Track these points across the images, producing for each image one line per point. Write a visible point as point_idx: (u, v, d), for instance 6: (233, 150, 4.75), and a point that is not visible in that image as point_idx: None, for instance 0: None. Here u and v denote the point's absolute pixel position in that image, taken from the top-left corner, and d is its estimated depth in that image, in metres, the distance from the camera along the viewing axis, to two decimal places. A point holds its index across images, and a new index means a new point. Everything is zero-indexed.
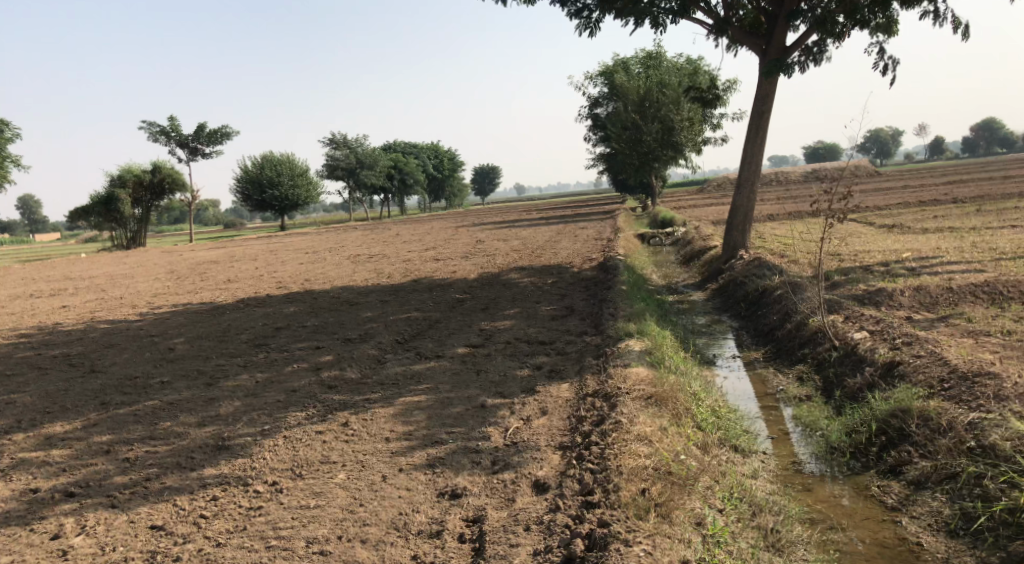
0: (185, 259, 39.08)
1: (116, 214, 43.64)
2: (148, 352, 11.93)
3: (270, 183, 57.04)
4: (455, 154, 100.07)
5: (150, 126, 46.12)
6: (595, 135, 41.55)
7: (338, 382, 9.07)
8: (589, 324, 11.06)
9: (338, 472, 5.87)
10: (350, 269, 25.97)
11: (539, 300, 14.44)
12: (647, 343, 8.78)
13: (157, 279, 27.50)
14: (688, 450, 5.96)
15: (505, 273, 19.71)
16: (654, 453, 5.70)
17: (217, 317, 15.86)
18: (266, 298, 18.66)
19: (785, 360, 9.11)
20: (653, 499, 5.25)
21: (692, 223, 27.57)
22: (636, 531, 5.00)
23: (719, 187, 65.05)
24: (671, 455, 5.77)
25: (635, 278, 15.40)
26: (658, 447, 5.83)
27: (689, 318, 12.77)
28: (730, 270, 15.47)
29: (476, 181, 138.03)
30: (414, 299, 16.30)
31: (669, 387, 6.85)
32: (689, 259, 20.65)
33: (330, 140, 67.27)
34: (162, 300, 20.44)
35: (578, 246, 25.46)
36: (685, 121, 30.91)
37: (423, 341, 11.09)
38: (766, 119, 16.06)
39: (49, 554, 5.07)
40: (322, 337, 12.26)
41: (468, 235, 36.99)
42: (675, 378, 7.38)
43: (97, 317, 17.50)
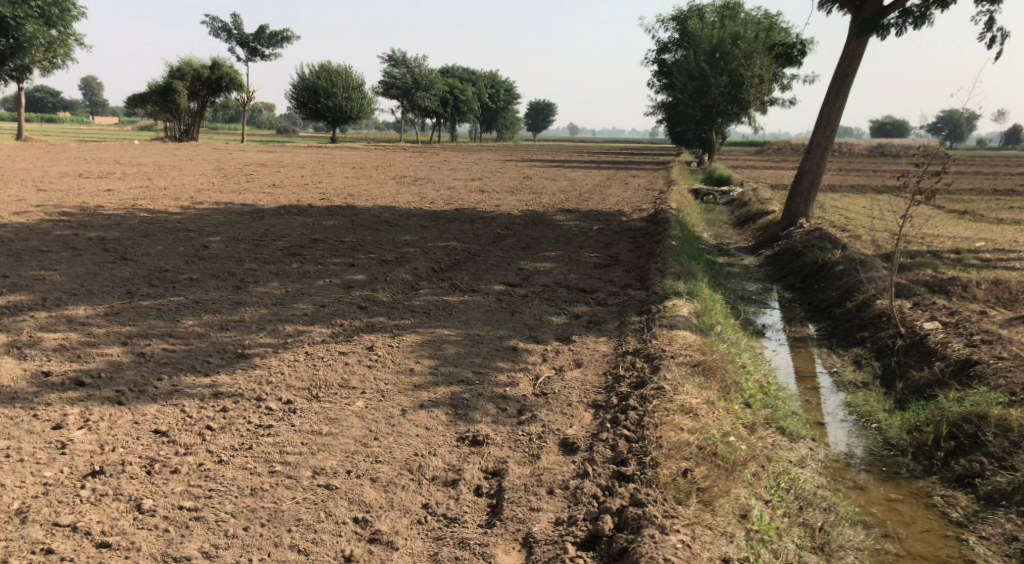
0: (233, 159, 39.07)
1: (171, 105, 43.71)
2: (182, 246, 11.69)
3: (325, 92, 56.55)
4: (512, 86, 98.38)
5: (212, 20, 45.67)
6: (659, 82, 40.18)
7: (368, 303, 8.71)
8: (634, 278, 10.54)
9: (355, 399, 5.52)
10: (394, 189, 25.59)
11: (584, 245, 13.92)
12: (695, 306, 8.28)
13: (203, 176, 27.42)
14: (733, 430, 5.51)
15: (551, 212, 19.14)
16: (699, 430, 5.27)
17: (256, 220, 15.61)
18: (307, 207, 18.37)
19: (841, 341, 8.55)
20: (695, 483, 4.78)
21: (749, 184, 26.60)
22: (675, 519, 4.53)
23: (778, 151, 63.15)
24: (715, 434, 5.32)
25: (686, 235, 14.75)
26: (701, 424, 5.38)
27: (739, 283, 12.18)
28: (787, 238, 14.74)
29: (531, 116, 135.97)
30: (455, 228, 15.88)
31: (718, 358, 6.43)
32: (743, 221, 19.86)
33: (389, 57, 66.32)
34: (205, 196, 20.30)
35: (628, 194, 24.72)
36: (755, 77, 29.50)
37: (458, 272, 10.70)
38: (848, 83, 15.05)
39: (46, 445, 4.74)
40: (358, 255, 11.91)
41: (516, 169, 36.36)
42: (723, 347, 6.91)
43: (138, 204, 17.37)
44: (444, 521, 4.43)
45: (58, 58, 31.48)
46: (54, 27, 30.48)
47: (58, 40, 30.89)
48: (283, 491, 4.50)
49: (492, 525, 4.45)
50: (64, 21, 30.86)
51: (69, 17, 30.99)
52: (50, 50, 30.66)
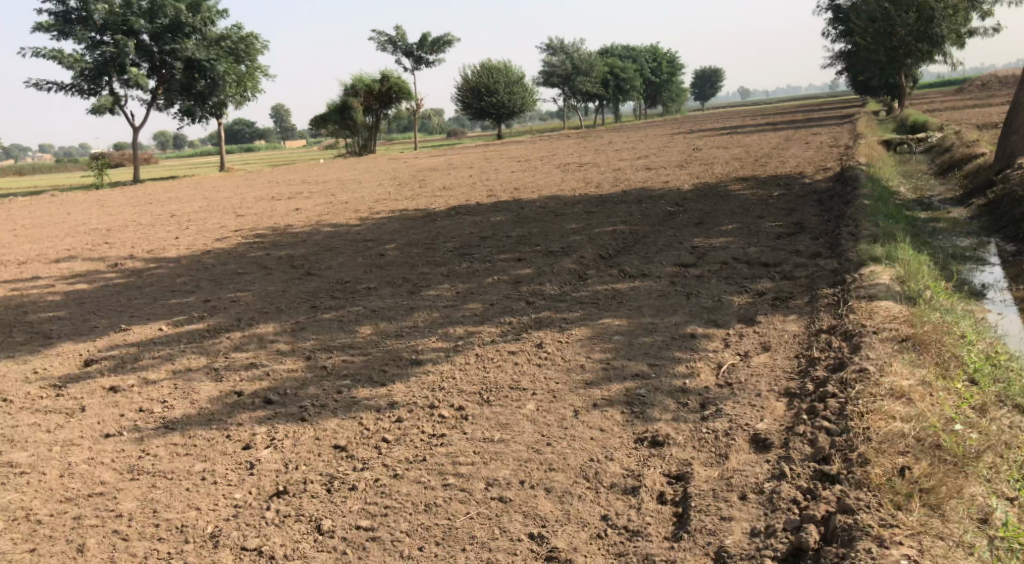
0: (408, 166, 40.76)
1: (349, 121, 46.41)
2: (360, 256, 12.18)
3: (488, 91, 57.69)
4: (674, 57, 95.48)
5: (378, 36, 47.91)
6: (835, 30, 37.20)
7: (537, 298, 8.57)
8: (823, 245, 9.64)
9: (527, 403, 5.37)
10: (561, 177, 25.50)
11: (763, 214, 13.02)
12: (899, 271, 7.38)
13: (380, 185, 28.75)
14: (958, 413, 4.77)
15: (725, 183, 18.18)
16: (915, 418, 4.64)
17: (429, 223, 16.04)
18: (477, 205, 18.66)
19: None
20: (915, 483, 4.18)
21: (950, 127, 23.88)
22: (896, 527, 3.97)
23: (983, 87, 56.58)
24: (936, 421, 4.63)
25: (880, 191, 13.39)
26: (916, 411, 4.71)
27: (948, 240, 10.83)
28: (1004, 182, 12.96)
29: (697, 86, 131.45)
30: (624, 211, 15.45)
31: (932, 330, 5.66)
32: (947, 169, 17.80)
33: (547, 46, 66.49)
34: (383, 205, 21.23)
35: (809, 154, 23.01)
36: (948, 8, 26.48)
37: (628, 257, 10.34)
38: None
39: (236, 466, 4.96)
40: (526, 248, 11.84)
41: (684, 143, 35.12)
42: (937, 316, 6.06)
43: (322, 220, 18.41)
44: (625, 535, 4.13)
45: (249, 91, 34.27)
46: (243, 64, 33.21)
47: (247, 75, 33.60)
48: (457, 506, 4.41)
49: (679, 536, 4.10)
50: (251, 57, 33.47)
51: (254, 52, 33.58)
52: (241, 85, 33.39)
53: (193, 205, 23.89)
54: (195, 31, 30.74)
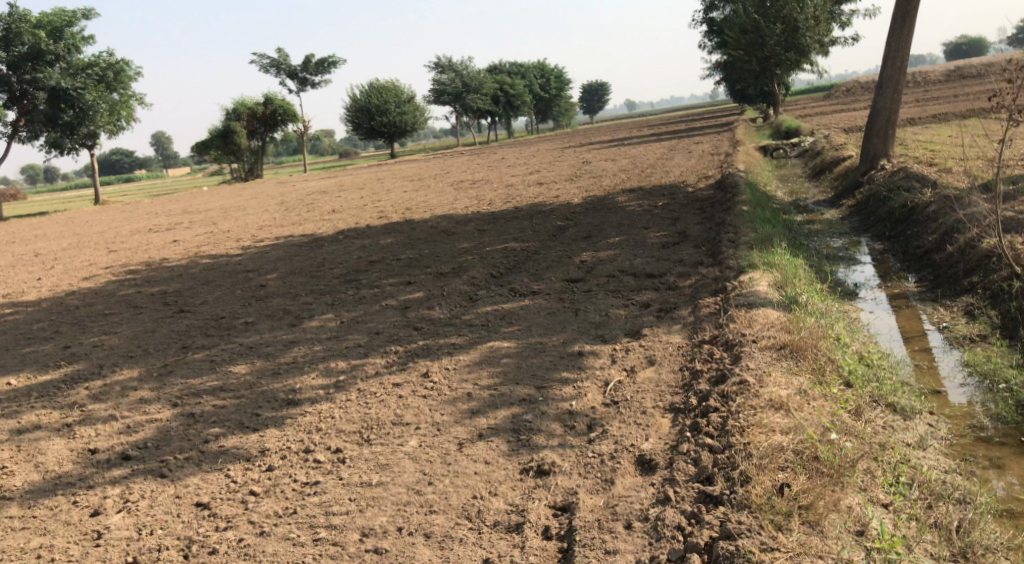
0: (298, 189, 39.64)
1: (233, 146, 44.67)
2: (240, 289, 11.60)
3: (379, 110, 56.99)
4: (562, 72, 97.28)
5: (260, 57, 46.55)
6: (710, 42, 38.69)
7: (424, 323, 8.32)
8: (705, 253, 9.82)
9: (409, 439, 5.13)
10: (453, 195, 25.32)
11: (648, 224, 13.22)
12: (776, 275, 7.56)
13: (267, 212, 27.77)
14: (833, 419, 4.86)
15: (613, 195, 18.44)
16: (793, 429, 4.71)
17: (316, 249, 15.52)
18: (366, 228, 18.21)
19: (947, 291, 7.65)
20: (794, 499, 4.20)
21: (820, 132, 25.16)
22: (779, 549, 3.95)
23: (848, 92, 60.17)
24: (813, 429, 4.69)
25: (758, 196, 13.84)
26: (795, 421, 4.77)
27: (822, 241, 11.26)
28: (869, 183, 13.64)
29: (585, 99, 134.37)
30: (515, 226, 15.39)
31: (808, 334, 5.79)
32: (819, 172, 18.67)
33: (435, 64, 66.40)
34: (268, 232, 20.44)
35: (692, 162, 23.72)
36: (811, 20, 27.93)
37: (518, 275, 10.22)
38: (914, 6, 13.88)
39: (81, 538, 4.51)
40: (414, 271, 11.57)
41: (575, 156, 35.63)
42: (812, 319, 6.20)
43: (202, 251, 17.53)
44: None
45: (123, 120, 32.60)
46: (115, 91, 31.65)
47: (119, 103, 31.85)
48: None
49: None
50: (122, 83, 31.75)
51: (125, 78, 31.89)
52: (113, 113, 31.59)
53: (61, 242, 22.35)
54: (57, 59, 28.87)
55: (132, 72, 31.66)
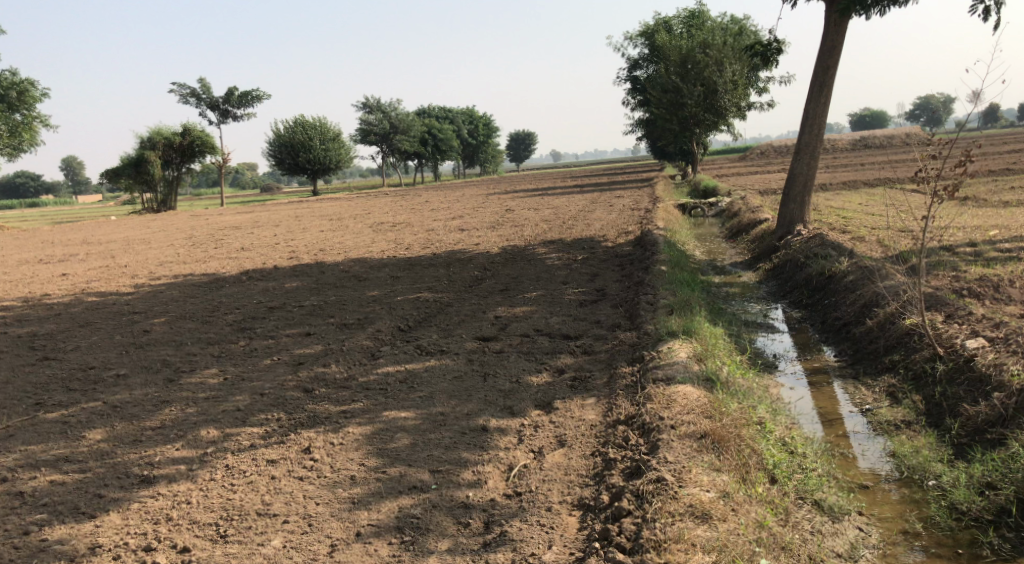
0: (209, 224, 37.96)
1: (146, 176, 42.66)
2: (120, 333, 10.51)
3: (302, 147, 55.75)
4: (490, 119, 98.00)
5: (179, 86, 44.98)
6: (633, 99, 39.36)
7: (316, 383, 7.52)
8: (623, 315, 9.38)
9: (273, 535, 4.76)
10: (370, 238, 24.50)
11: (567, 280, 12.79)
12: (696, 347, 7.15)
13: (172, 247, 26.26)
14: (759, 534, 4.55)
15: (532, 246, 18.06)
16: (716, 546, 4.40)
17: (214, 291, 14.47)
18: (273, 270, 17.21)
19: (867, 368, 7.40)
20: None
21: (737, 193, 25.59)
22: None
23: (762, 155, 62.41)
24: (739, 551, 4.39)
25: (677, 256, 13.65)
26: (718, 536, 4.46)
27: (740, 305, 11.05)
28: (786, 248, 13.62)
29: (512, 147, 135.64)
30: (430, 275, 14.74)
31: (731, 422, 5.43)
32: (736, 233, 18.76)
33: (363, 103, 65.64)
34: (167, 269, 19.12)
35: (613, 216, 23.67)
36: (729, 83, 28.63)
37: (426, 330, 9.55)
38: (831, 75, 14.05)
39: None
40: (316, 321, 10.75)
41: (498, 203, 35.35)
42: (734, 403, 5.81)
43: (90, 288, 16.16)
44: None
45: (25, 143, 30.67)
46: (17, 112, 29.81)
47: (21, 125, 29.94)
48: None
49: None
50: (25, 104, 29.92)
51: (30, 98, 30.08)
52: (13, 135, 29.63)
53: None
54: None
55: (37, 93, 29.87)
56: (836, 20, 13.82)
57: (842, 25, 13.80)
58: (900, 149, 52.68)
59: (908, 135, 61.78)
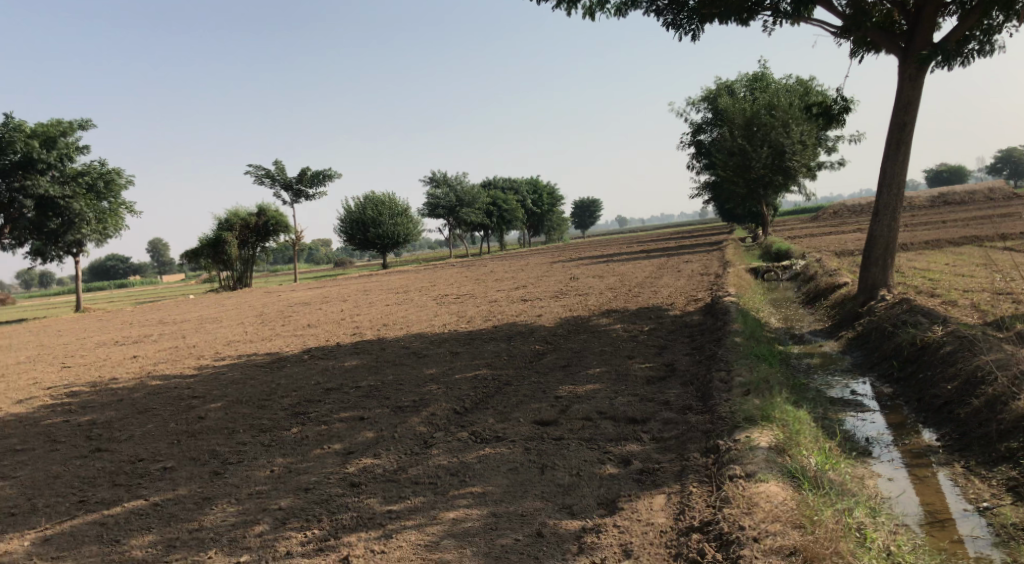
0: (280, 300, 38.59)
1: (223, 256, 43.90)
2: (174, 420, 10.31)
3: (372, 222, 56.95)
4: (554, 189, 98.76)
5: (255, 168, 46.66)
6: (698, 163, 38.83)
7: (363, 476, 7.07)
8: (694, 395, 8.66)
9: None
10: (434, 310, 24.33)
11: (633, 354, 12.15)
12: (779, 434, 6.43)
13: (242, 325, 26.57)
14: None
15: (597, 316, 17.51)
16: None
17: (274, 372, 14.31)
18: (335, 348, 17.03)
19: (979, 456, 6.60)
20: None
21: (811, 255, 24.58)
22: None
23: (835, 215, 60.66)
24: None
25: (751, 325, 12.92)
26: None
27: (822, 380, 10.20)
28: (870, 315, 12.71)
29: (577, 215, 136.11)
30: (490, 351, 14.29)
31: (828, 539, 5.00)
32: (812, 298, 17.80)
33: (431, 178, 66.91)
34: (233, 349, 19.19)
35: (681, 283, 22.92)
36: (798, 144, 27.91)
37: (483, 412, 9.05)
38: (909, 131, 13.32)
39: None
40: (371, 404, 10.36)
41: (564, 272, 34.97)
42: (829, 510, 5.31)
43: (156, 370, 16.23)
44: None
45: (111, 229, 31.92)
46: (104, 199, 31.10)
47: (108, 212, 31.28)
48: None
49: None
50: (112, 192, 31.21)
51: (117, 187, 31.40)
52: (101, 222, 30.97)
53: (13, 355, 20.90)
54: (47, 166, 28.37)
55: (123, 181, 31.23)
56: (911, 76, 13.17)
57: (918, 80, 13.15)
58: (985, 205, 50.44)
59: (991, 189, 59.28)
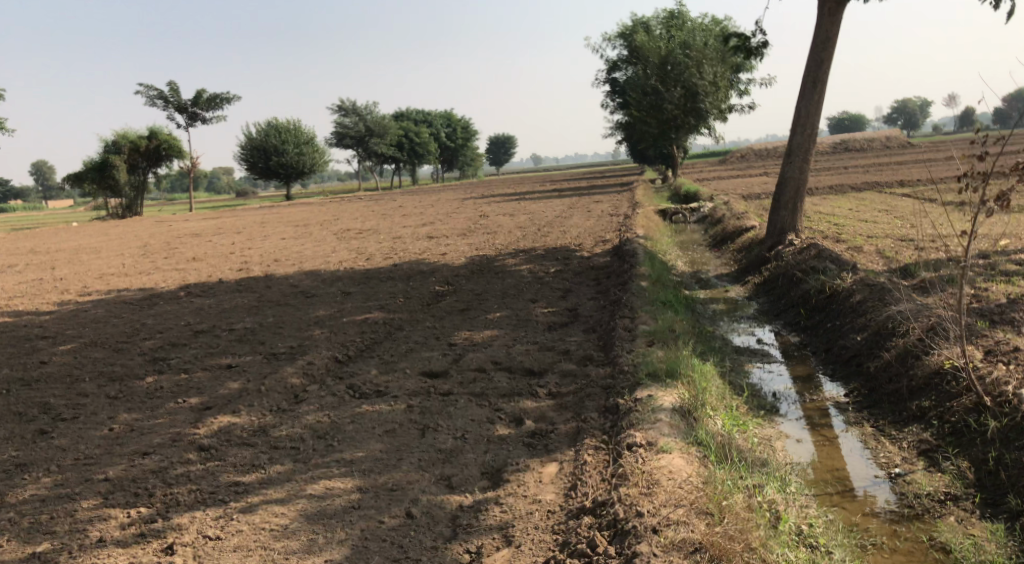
0: (171, 231, 36.15)
1: (110, 181, 40.59)
2: (9, 366, 8.97)
3: (275, 151, 54.09)
4: (468, 124, 96.75)
5: (145, 88, 43.19)
6: (612, 102, 38.10)
7: (215, 436, 6.12)
8: (595, 345, 8.00)
9: None
10: (334, 246, 23.01)
11: (535, 297, 11.42)
12: (685, 394, 5.83)
13: (123, 257, 24.52)
14: None
15: (502, 256, 16.72)
16: None
17: (143, 311, 12.91)
18: (218, 285, 15.65)
19: (889, 415, 6.08)
20: None
21: (719, 198, 24.41)
22: None
23: (742, 159, 61.55)
24: None
25: (657, 269, 12.37)
26: None
27: (728, 328, 9.75)
28: (777, 260, 12.36)
29: (492, 152, 134.36)
30: (385, 291, 13.30)
31: (733, 522, 4.43)
32: (720, 241, 17.50)
33: (339, 106, 64.00)
34: (106, 284, 17.47)
35: (590, 223, 22.35)
36: (710, 86, 27.48)
37: (366, 363, 8.17)
38: (826, 69, 12.85)
39: None
40: (242, 351, 9.30)
41: (473, 208, 33.99)
42: (736, 490, 4.75)
43: (11, 306, 14.51)
44: None
45: None
46: None
47: None
48: None
49: None
50: None
51: None
52: None
53: None
54: None
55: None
56: (830, 11, 12.63)
57: (837, 17, 12.63)
58: (882, 153, 52.00)
59: (887, 137, 61.31)
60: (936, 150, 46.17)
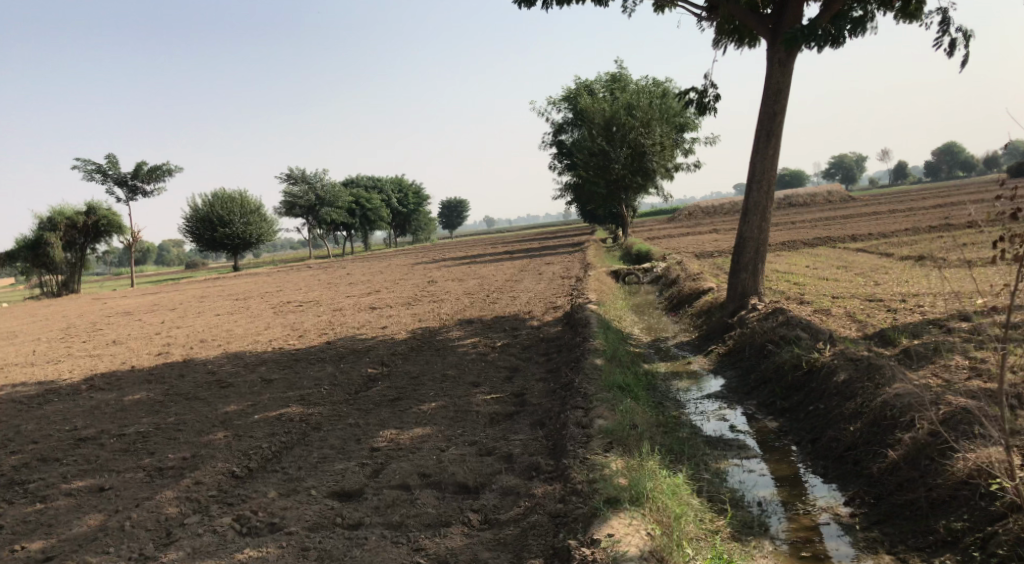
0: (102, 309, 33.96)
1: (43, 259, 38.32)
2: None
3: (220, 221, 52.32)
4: (419, 188, 96.17)
5: (82, 162, 41.45)
6: (560, 163, 37.59)
7: None
8: (545, 447, 6.66)
9: None
10: (270, 321, 21.45)
11: (478, 379, 10.12)
12: (655, 531, 4.84)
13: (39, 341, 22.46)
14: None
15: (445, 328, 15.45)
16: None
17: (30, 412, 11.19)
18: (127, 374, 13.93)
19: (908, 538, 5.11)
20: None
21: (673, 257, 23.64)
22: None
23: (691, 216, 61.76)
24: None
25: (612, 340, 11.23)
26: None
27: (694, 409, 8.60)
28: (741, 327, 11.34)
29: (444, 215, 133.95)
30: (310, 377, 11.77)
31: None
32: (676, 304, 16.49)
33: (287, 174, 62.68)
34: (6, 376, 15.60)
35: (542, 288, 21.21)
36: (658, 146, 27.00)
37: (267, 479, 6.71)
38: (780, 122, 12.05)
39: None
40: (124, 464, 7.72)
41: (422, 274, 32.74)
42: None
43: None
44: None
45: None
46: None
47: None
48: None
49: None
50: None
51: None
52: None
53: None
54: None
55: None
56: (781, 60, 11.88)
57: (788, 66, 11.90)
58: (826, 206, 52.41)
59: (831, 191, 62.17)
60: (879, 203, 46.72)
